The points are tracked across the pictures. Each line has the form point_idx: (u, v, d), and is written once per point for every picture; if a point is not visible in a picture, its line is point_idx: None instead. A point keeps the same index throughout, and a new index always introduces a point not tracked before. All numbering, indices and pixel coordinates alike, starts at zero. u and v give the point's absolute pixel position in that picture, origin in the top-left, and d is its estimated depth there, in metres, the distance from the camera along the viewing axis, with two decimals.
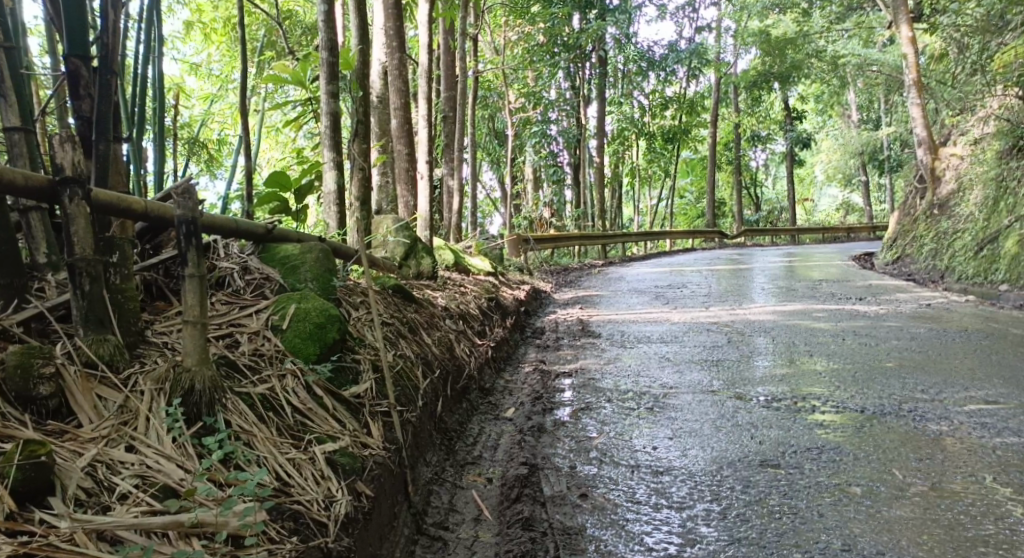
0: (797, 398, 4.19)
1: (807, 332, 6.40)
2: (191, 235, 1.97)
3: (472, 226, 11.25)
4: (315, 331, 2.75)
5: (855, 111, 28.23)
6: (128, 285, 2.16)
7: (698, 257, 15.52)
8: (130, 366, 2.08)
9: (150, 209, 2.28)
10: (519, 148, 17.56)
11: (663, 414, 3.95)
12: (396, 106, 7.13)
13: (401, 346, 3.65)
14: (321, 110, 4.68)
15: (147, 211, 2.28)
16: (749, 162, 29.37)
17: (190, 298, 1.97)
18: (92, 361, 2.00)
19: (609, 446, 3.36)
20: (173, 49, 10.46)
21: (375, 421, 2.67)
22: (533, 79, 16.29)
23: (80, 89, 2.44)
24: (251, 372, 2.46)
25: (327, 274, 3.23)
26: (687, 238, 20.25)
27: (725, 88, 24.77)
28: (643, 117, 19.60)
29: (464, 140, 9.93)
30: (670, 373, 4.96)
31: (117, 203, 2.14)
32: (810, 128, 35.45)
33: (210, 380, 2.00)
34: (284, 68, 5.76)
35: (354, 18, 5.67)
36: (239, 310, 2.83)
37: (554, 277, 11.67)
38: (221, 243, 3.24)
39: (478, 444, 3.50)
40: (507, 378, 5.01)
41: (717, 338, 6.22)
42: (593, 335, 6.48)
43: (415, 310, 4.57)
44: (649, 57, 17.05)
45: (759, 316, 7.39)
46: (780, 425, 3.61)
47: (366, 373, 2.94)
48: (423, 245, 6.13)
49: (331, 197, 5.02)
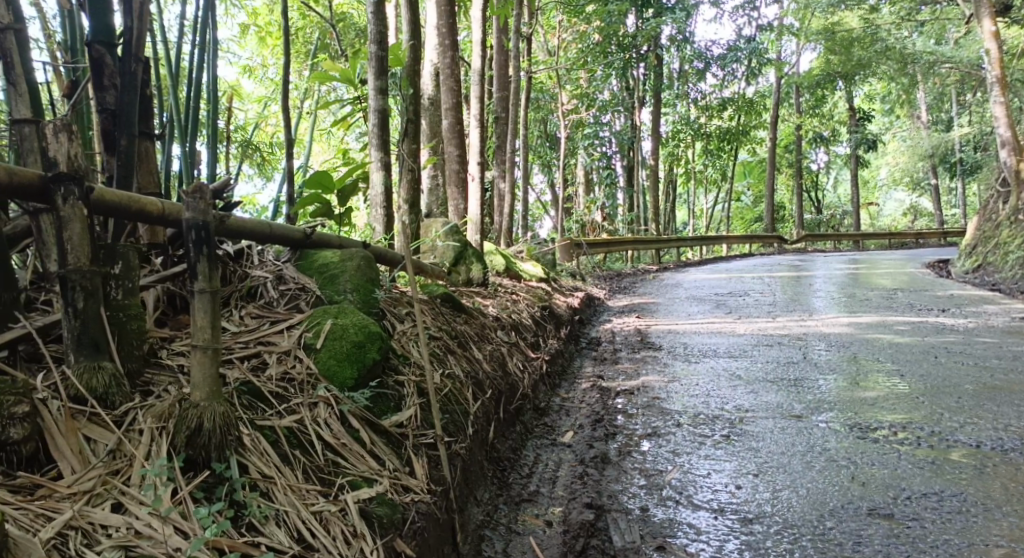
0: (896, 427, 3.70)
1: (892, 348, 5.83)
2: (202, 243, 1.64)
3: (523, 230, 10.84)
4: (353, 352, 2.41)
5: (925, 112, 26.84)
6: (133, 301, 1.84)
7: (756, 264, 14.80)
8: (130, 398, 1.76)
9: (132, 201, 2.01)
10: (571, 150, 17.12)
11: (743, 444, 3.52)
12: (448, 106, 6.80)
13: (450, 364, 3.31)
14: (369, 106, 4.37)
15: (162, 212, 2.09)
16: (810, 165, 28.23)
17: (200, 317, 1.65)
18: (82, 396, 1.67)
19: (684, 484, 2.99)
20: (230, 54, 10.47)
21: (420, 458, 2.33)
22: (586, 80, 15.83)
23: (104, 80, 2.48)
24: (278, 400, 2.14)
25: (368, 284, 2.90)
26: (745, 243, 19.35)
27: (786, 89, 23.90)
28: (700, 119, 18.87)
29: (516, 142, 9.56)
30: (745, 393, 4.49)
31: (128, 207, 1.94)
32: (878, 130, 33.98)
33: (223, 417, 1.65)
34: (333, 66, 5.51)
35: (405, 14, 5.40)
36: (270, 326, 2.52)
37: (608, 283, 11.19)
38: (255, 249, 2.95)
39: (534, 476, 3.15)
40: (564, 396, 4.61)
41: (791, 353, 5.70)
42: (654, 348, 6.02)
43: (465, 321, 4.22)
44: (707, 57, 16.44)
45: (834, 328, 6.82)
46: (884, 462, 3.16)
47: (410, 399, 2.60)
48: (473, 251, 5.78)
49: (379, 200, 4.69)
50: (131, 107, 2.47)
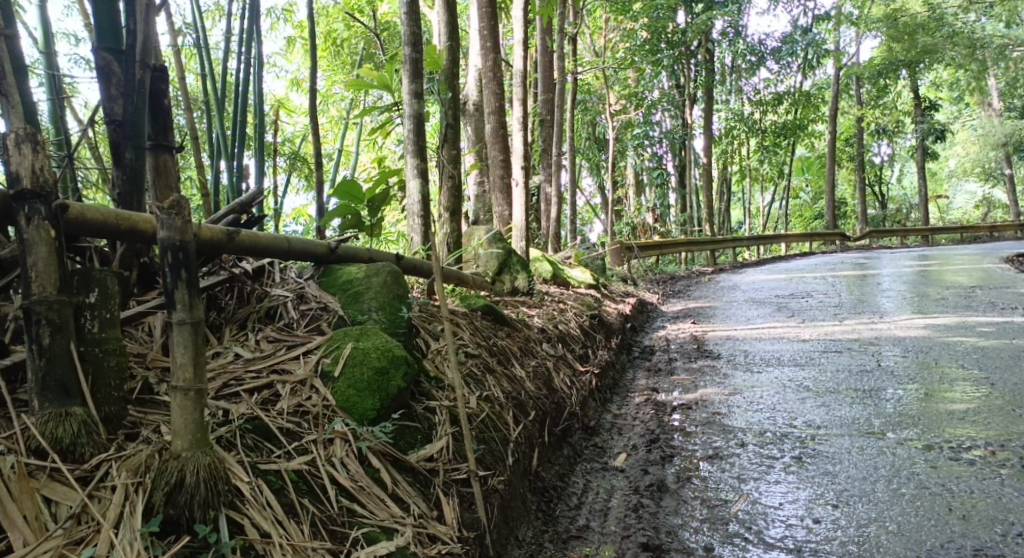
0: (995, 446, 3.30)
1: (976, 352, 5.35)
2: (178, 268, 1.48)
3: (571, 235, 10.48)
4: (374, 380, 2.16)
5: (996, 98, 25.48)
6: (110, 337, 1.70)
7: (818, 263, 14.11)
8: (102, 449, 1.63)
9: (121, 219, 1.98)
10: (621, 151, 16.62)
11: (818, 466, 3.17)
12: (491, 110, 6.51)
13: (489, 386, 3.06)
14: (405, 111, 4.11)
15: (131, 229, 2.01)
16: (872, 158, 27.07)
17: (180, 354, 1.49)
18: (46, 449, 1.56)
19: (752, 516, 2.71)
20: (276, 69, 10.51)
21: (451, 498, 2.10)
22: (635, 79, 15.38)
23: (111, 88, 2.30)
24: (289, 439, 1.94)
25: (395, 302, 2.64)
26: (805, 242, 18.54)
27: (845, 80, 22.95)
28: (754, 114, 18.21)
29: (562, 145, 9.24)
30: (814, 406, 4.12)
31: (113, 224, 1.95)
32: (943, 119, 32.44)
33: (208, 468, 1.50)
34: (370, 73, 5.29)
35: (443, 16, 5.11)
36: (286, 351, 2.30)
37: (661, 286, 10.78)
38: (277, 266, 2.74)
39: (584, 506, 2.89)
40: (616, 412, 4.31)
41: (864, 360, 5.27)
42: (712, 356, 5.66)
43: (507, 335, 3.96)
44: (761, 50, 15.82)
45: (908, 331, 6.32)
46: (984, 490, 2.83)
47: (442, 427, 2.37)
48: (518, 258, 5.50)
49: (416, 209, 4.43)
50: (138, 117, 2.27)
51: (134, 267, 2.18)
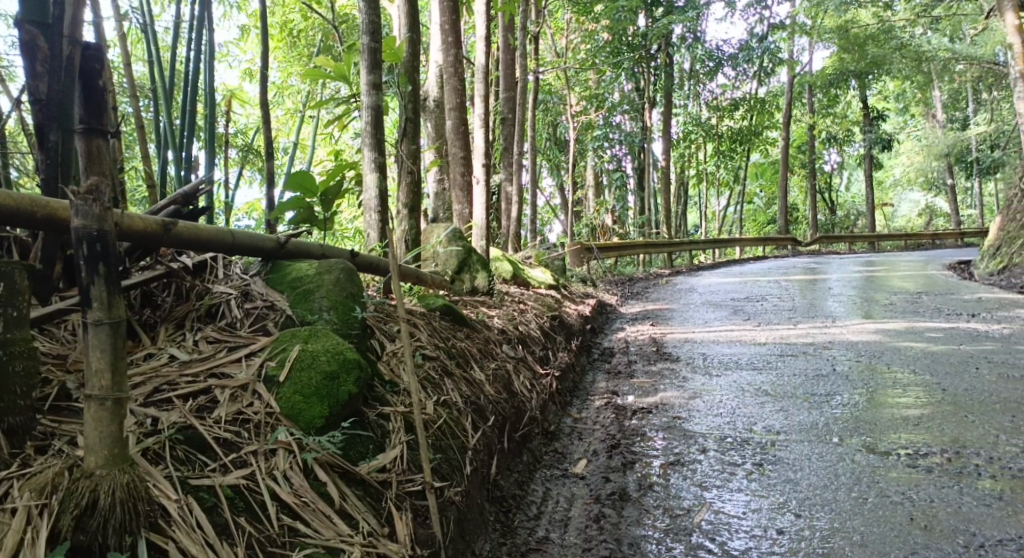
0: (953, 453, 3.28)
1: (928, 357, 5.38)
2: (94, 262, 1.34)
3: (530, 235, 10.36)
4: (323, 386, 1.99)
5: (941, 110, 26.21)
6: (16, 339, 1.59)
7: (772, 267, 14.26)
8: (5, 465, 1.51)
9: (38, 206, 1.78)
10: (581, 152, 16.60)
11: (781, 474, 3.10)
12: (452, 106, 6.34)
13: (447, 390, 2.93)
14: (363, 103, 3.91)
15: (46, 217, 1.81)
16: (823, 165, 27.62)
17: (96, 359, 1.36)
18: None
19: (715, 527, 2.62)
20: (229, 59, 10.19)
21: (404, 513, 1.95)
22: (595, 80, 15.35)
23: (37, 64, 2.07)
24: (225, 450, 1.79)
25: (348, 301, 2.47)
26: (758, 246, 18.75)
27: (799, 88, 23.35)
28: (710, 119, 18.36)
29: (523, 143, 9.11)
30: (773, 411, 4.07)
31: (30, 213, 1.77)
32: (891, 129, 33.33)
33: (126, 486, 1.39)
34: (326, 63, 5.07)
35: (403, 6, 4.92)
36: (226, 352, 2.14)
37: (619, 288, 10.74)
38: (221, 260, 2.58)
39: (544, 515, 2.78)
40: (576, 416, 4.20)
41: (820, 364, 5.26)
42: (671, 359, 5.59)
43: (466, 336, 3.82)
44: (718, 55, 15.97)
45: (862, 336, 6.36)
46: (944, 499, 2.79)
47: (396, 435, 2.22)
48: (478, 257, 5.36)
49: (373, 204, 4.24)
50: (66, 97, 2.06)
51: (56, 261, 2.01)
